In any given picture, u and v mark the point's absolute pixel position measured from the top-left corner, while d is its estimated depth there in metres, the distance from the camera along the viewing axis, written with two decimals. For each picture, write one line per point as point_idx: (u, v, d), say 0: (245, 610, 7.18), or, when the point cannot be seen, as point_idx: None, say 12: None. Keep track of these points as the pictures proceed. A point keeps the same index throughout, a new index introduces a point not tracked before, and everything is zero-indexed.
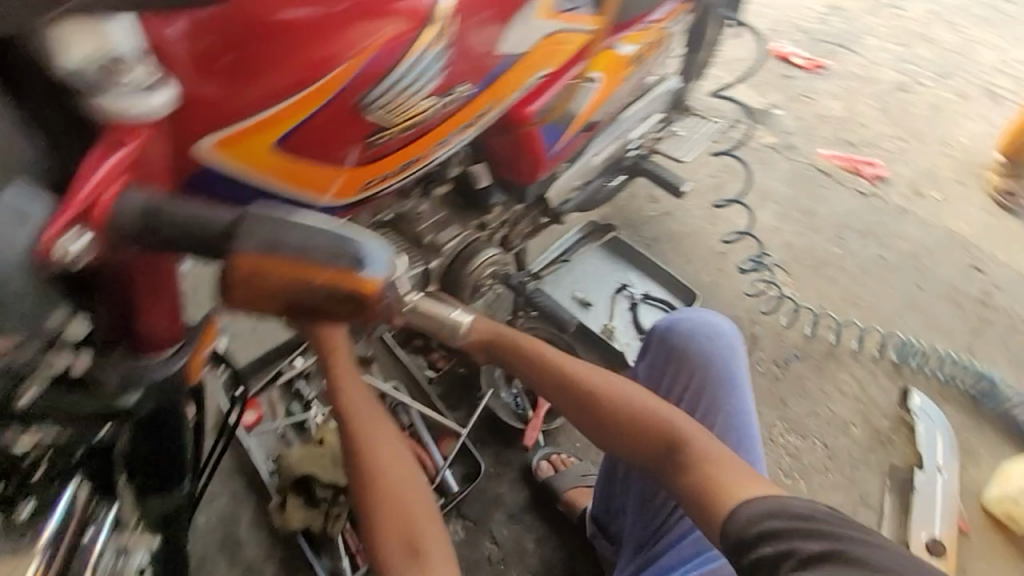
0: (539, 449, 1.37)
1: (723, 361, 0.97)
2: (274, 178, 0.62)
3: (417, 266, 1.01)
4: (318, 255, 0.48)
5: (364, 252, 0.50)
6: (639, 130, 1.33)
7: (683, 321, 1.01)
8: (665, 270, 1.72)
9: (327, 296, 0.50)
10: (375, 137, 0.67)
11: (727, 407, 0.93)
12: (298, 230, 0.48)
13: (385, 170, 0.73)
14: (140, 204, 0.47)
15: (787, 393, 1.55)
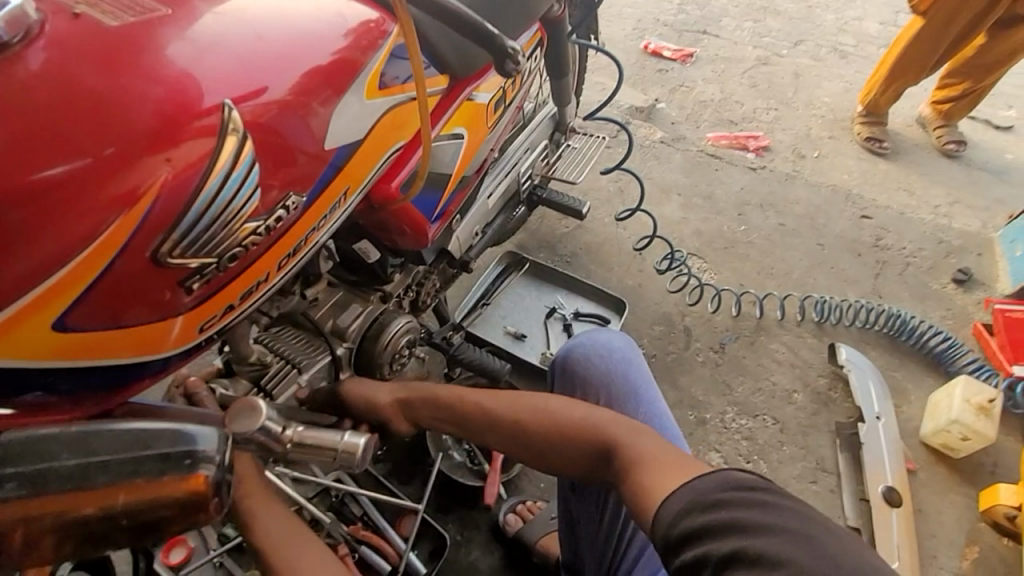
0: (504, 502, 1.31)
1: (623, 373, 0.97)
2: (81, 357, 0.53)
3: (321, 357, 0.92)
4: (115, 471, 0.49)
5: (167, 451, 0.51)
6: (527, 160, 1.32)
7: (575, 348, 1.01)
8: (588, 284, 1.72)
9: (143, 506, 0.49)
10: (201, 274, 0.58)
11: (638, 419, 0.93)
12: (93, 449, 0.50)
13: (232, 302, 0.63)
14: None
15: (729, 376, 1.58)
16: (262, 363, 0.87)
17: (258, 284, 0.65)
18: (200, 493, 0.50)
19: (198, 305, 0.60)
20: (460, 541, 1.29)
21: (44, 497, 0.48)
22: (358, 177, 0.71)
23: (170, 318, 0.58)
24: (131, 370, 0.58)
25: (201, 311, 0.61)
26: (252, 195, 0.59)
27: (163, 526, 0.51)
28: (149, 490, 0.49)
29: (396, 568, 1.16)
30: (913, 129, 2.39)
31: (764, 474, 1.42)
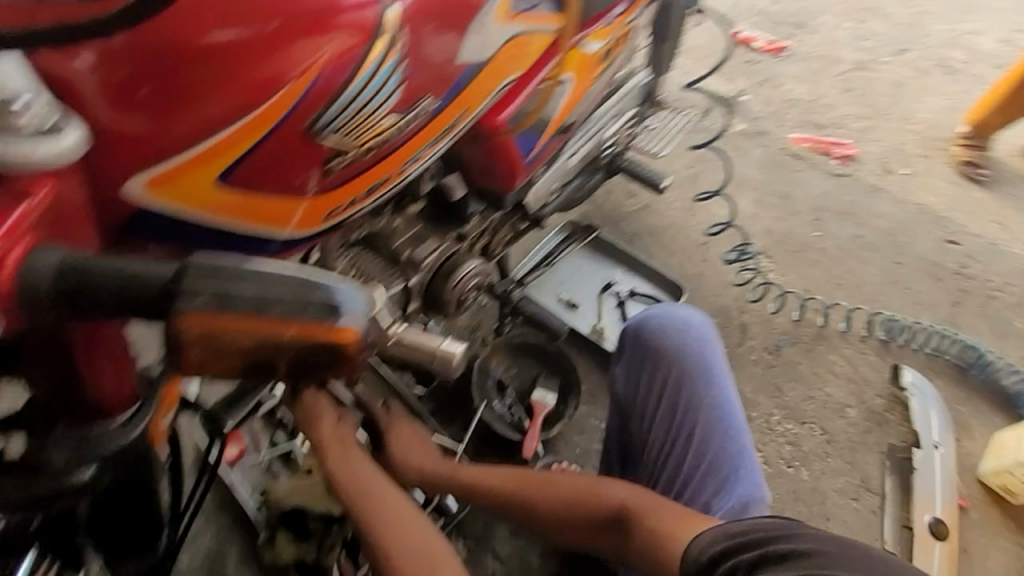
0: (539, 459, 1.33)
1: (698, 351, 0.96)
2: (226, 219, 0.59)
3: (395, 284, 0.96)
4: (279, 308, 0.45)
5: (329, 300, 0.46)
6: (613, 126, 1.29)
7: (652, 316, 1.00)
8: (648, 264, 1.70)
9: (298, 349, 0.46)
10: (335, 159, 0.63)
11: (706, 400, 0.91)
12: (257, 282, 0.45)
13: (353, 194, 0.69)
14: (61, 260, 0.43)
15: (780, 380, 1.54)
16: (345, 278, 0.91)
17: (376, 183, 0.71)
18: (355, 351, 0.47)
19: (321, 191, 0.65)
20: None
21: (206, 317, 0.43)
22: (471, 101, 0.75)
23: (297, 200, 0.63)
24: (259, 242, 0.63)
25: (322, 198, 0.66)
26: (393, 92, 0.64)
27: (311, 373, 0.47)
28: (306, 334, 0.45)
29: (428, 503, 1.18)
30: (1021, 158, 2.21)
31: (804, 481, 1.39)
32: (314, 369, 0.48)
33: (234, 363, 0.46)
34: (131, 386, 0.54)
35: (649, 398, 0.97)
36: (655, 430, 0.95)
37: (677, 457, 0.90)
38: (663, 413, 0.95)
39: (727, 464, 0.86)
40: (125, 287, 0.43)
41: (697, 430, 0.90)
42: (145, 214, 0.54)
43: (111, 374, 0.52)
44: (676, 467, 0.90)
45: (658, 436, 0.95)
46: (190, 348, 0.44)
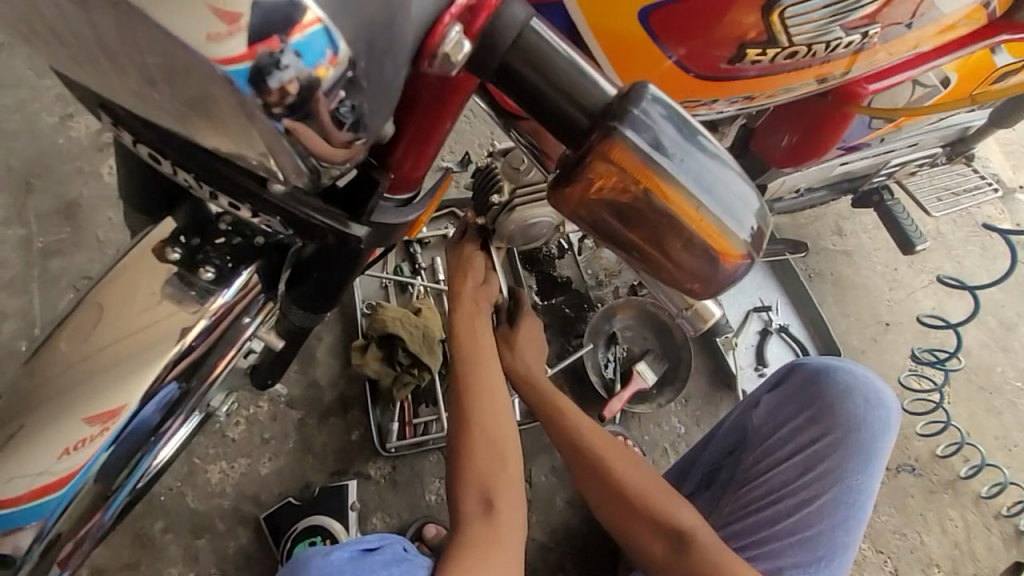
0: (612, 424, 1.27)
1: (869, 434, 0.87)
2: (607, 46, 0.53)
3: None
4: (698, 188, 0.38)
5: (734, 206, 0.39)
6: (903, 156, 1.08)
7: (844, 371, 0.90)
8: (816, 311, 1.54)
9: (682, 242, 0.40)
10: (738, 55, 0.55)
11: (848, 482, 0.86)
12: (690, 150, 0.38)
13: (709, 98, 0.61)
14: (524, 25, 0.37)
15: (881, 500, 1.38)
16: None
17: (731, 98, 0.62)
18: (727, 267, 0.41)
19: (671, 71, 0.56)
20: None
21: (629, 161, 0.37)
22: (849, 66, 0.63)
23: (649, 66, 0.55)
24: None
25: (663, 79, 0.57)
26: (857, 11, 0.54)
27: (660, 270, 0.42)
28: (707, 231, 0.39)
29: None
30: None
31: None
32: (668, 265, 0.42)
33: (601, 226, 0.41)
34: (422, 176, 0.47)
35: (788, 442, 0.90)
36: (775, 472, 0.89)
37: (783, 510, 0.87)
38: (795, 463, 0.89)
39: (827, 545, 0.85)
40: (553, 95, 0.37)
41: (817, 501, 0.86)
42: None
43: (416, 148, 0.45)
44: (776, 517, 0.87)
45: (775, 480, 0.89)
46: (583, 189, 0.39)
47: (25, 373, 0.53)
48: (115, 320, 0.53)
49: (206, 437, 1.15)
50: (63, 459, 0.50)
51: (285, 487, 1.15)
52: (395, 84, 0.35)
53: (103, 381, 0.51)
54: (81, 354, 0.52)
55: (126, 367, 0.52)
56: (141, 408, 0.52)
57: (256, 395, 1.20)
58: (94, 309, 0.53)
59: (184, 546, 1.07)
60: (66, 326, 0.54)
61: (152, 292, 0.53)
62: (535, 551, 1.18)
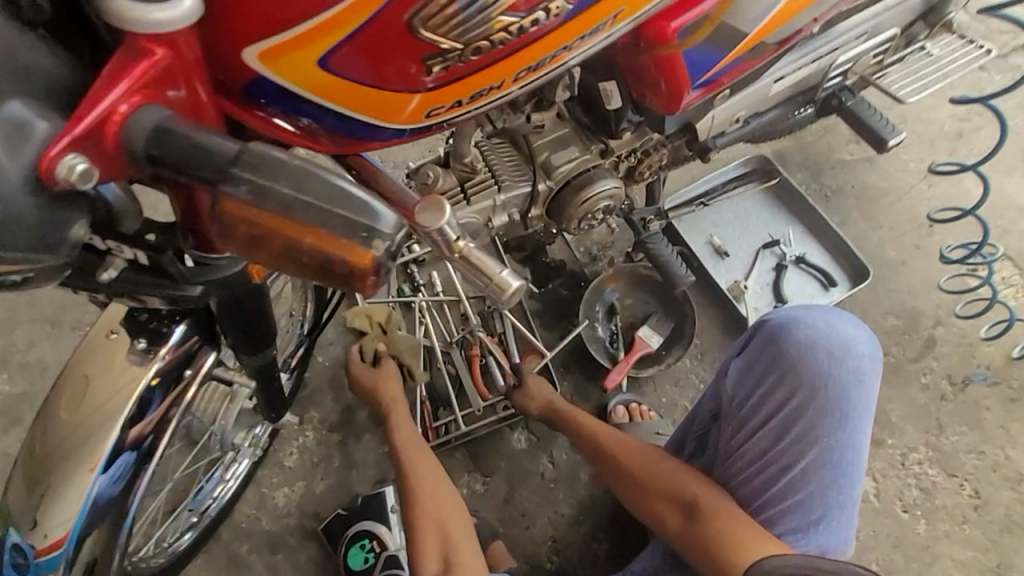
0: (619, 393, 1.31)
1: (840, 386, 0.81)
2: (348, 103, 0.52)
3: (521, 186, 0.93)
4: (308, 210, 0.36)
5: (360, 207, 0.36)
6: (855, 50, 0.99)
7: (805, 325, 0.83)
8: (834, 232, 1.42)
9: (315, 260, 0.37)
10: (441, 58, 0.52)
11: (828, 441, 0.82)
12: (279, 180, 0.36)
13: (460, 99, 0.58)
14: (155, 123, 0.41)
15: (948, 418, 1.26)
16: (473, 167, 0.90)
17: (491, 89, 0.59)
18: (376, 271, 0.37)
19: (436, 88, 0.55)
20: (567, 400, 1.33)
21: (230, 210, 0.37)
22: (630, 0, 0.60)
23: (407, 93, 0.54)
24: (365, 130, 0.56)
25: (437, 95, 0.56)
26: None
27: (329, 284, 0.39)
28: (333, 244, 0.36)
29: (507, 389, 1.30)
30: None
31: (917, 534, 1.18)
32: (327, 281, 0.39)
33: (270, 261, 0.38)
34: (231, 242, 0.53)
35: (758, 411, 0.86)
36: (752, 443, 0.86)
37: (768, 479, 0.84)
38: (769, 431, 0.84)
39: (822, 505, 0.82)
40: (191, 164, 0.39)
41: (798, 466, 0.82)
42: (253, 84, 0.49)
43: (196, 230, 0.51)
44: (763, 487, 0.84)
45: (753, 450, 0.86)
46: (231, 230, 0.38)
47: (39, 442, 0.68)
48: (98, 387, 0.67)
49: (268, 467, 1.33)
50: (71, 502, 0.65)
51: (338, 500, 1.31)
52: (22, 215, 0.39)
53: (89, 437, 0.66)
54: (79, 417, 0.67)
55: (104, 424, 0.66)
56: (118, 452, 0.67)
57: (302, 425, 1.37)
58: (81, 379, 0.68)
59: (266, 562, 1.26)
60: (62, 397, 0.69)
61: (120, 361, 0.67)
62: (567, 525, 1.25)
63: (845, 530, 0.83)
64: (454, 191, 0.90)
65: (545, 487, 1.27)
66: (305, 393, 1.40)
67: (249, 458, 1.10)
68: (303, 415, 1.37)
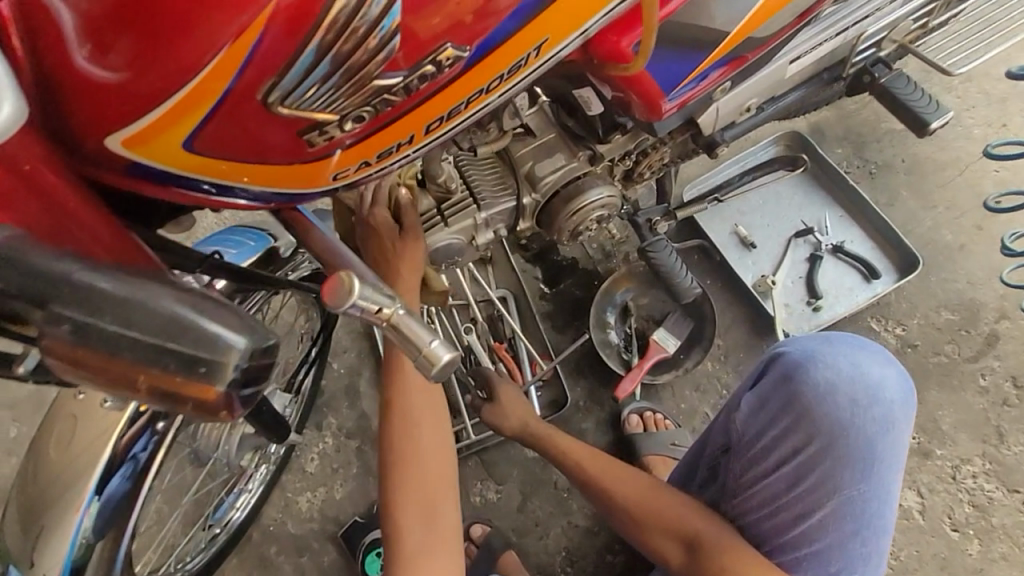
0: (633, 401, 1.25)
1: (863, 437, 0.76)
2: (248, 178, 0.47)
3: (503, 201, 0.87)
4: (134, 352, 0.30)
5: (200, 338, 0.31)
6: (892, 15, 0.85)
7: (823, 366, 0.78)
8: (878, 216, 1.26)
9: (163, 394, 0.32)
10: (321, 130, 0.46)
11: (848, 491, 0.77)
12: (97, 312, 0.31)
13: (366, 159, 0.52)
14: None
15: (1009, 426, 1.13)
16: (447, 187, 0.84)
17: (401, 145, 0.53)
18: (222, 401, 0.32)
19: (342, 151, 0.50)
20: (580, 407, 1.28)
21: (53, 350, 0.31)
22: (558, 27, 0.52)
23: (312, 160, 0.49)
24: (282, 197, 0.52)
25: (348, 155, 0.51)
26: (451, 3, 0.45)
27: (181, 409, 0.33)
28: (168, 384, 0.31)
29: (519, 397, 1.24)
30: None
31: (969, 556, 1.07)
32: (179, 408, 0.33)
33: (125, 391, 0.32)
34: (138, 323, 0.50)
35: (772, 451, 0.81)
36: (764, 485, 0.82)
37: (780, 524, 0.80)
38: (783, 475, 0.80)
39: (841, 557, 0.77)
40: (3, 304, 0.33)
41: (817, 515, 0.78)
42: (126, 171, 0.43)
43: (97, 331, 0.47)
44: (775, 532, 0.80)
45: (765, 493, 0.81)
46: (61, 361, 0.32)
47: (31, 480, 0.70)
48: (86, 424, 0.69)
49: (290, 474, 1.37)
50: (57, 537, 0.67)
51: (358, 505, 1.34)
52: None
53: (73, 475, 0.68)
54: (69, 454, 0.69)
55: (88, 462, 0.68)
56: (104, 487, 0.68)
57: (321, 431, 1.40)
58: (69, 418, 0.70)
59: (292, 564, 1.31)
60: (49, 435, 0.71)
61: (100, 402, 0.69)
62: (581, 535, 1.22)
63: None
64: (431, 211, 0.86)
65: (558, 497, 1.24)
66: (321, 401, 1.42)
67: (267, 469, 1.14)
68: (322, 422, 1.40)
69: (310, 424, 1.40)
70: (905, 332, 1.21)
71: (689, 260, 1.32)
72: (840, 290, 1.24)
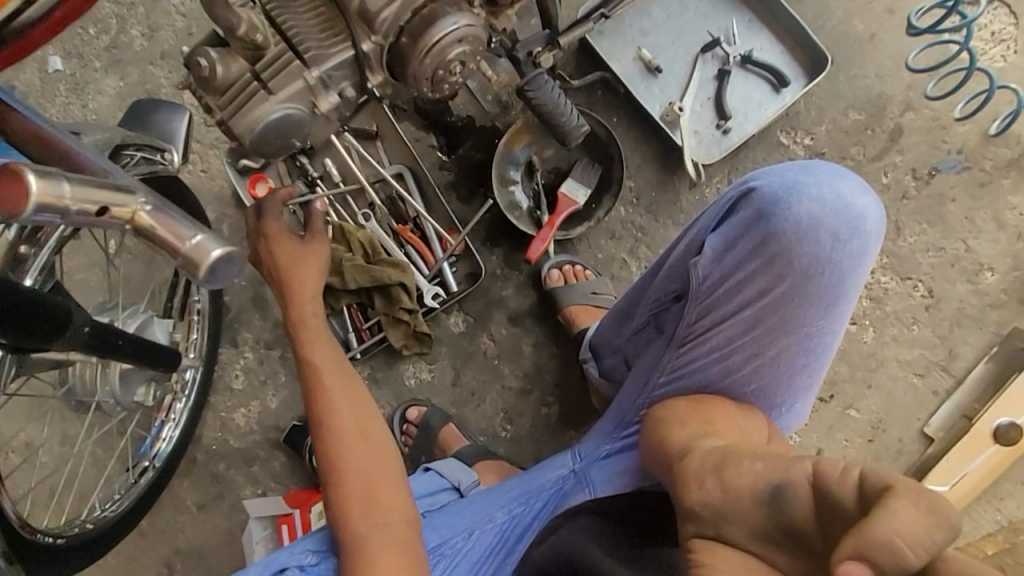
0: (549, 258, 1.21)
1: (833, 273, 0.71)
2: None
3: (337, 52, 0.71)
4: None
5: None
6: None
7: (806, 200, 0.69)
8: (789, 13, 1.13)
9: None
10: None
11: (806, 328, 0.73)
12: None
13: None
14: None
15: (908, 218, 1.15)
16: (253, 42, 0.67)
17: None
18: None
19: None
20: (498, 275, 1.24)
21: None
22: None
23: None
24: None
25: None
26: None
27: None
28: None
29: (431, 276, 1.19)
30: None
31: (864, 344, 1.15)
32: None
33: None
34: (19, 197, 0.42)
35: (736, 294, 0.74)
36: (721, 331, 0.75)
37: (730, 369, 0.76)
38: (744, 318, 0.74)
39: (784, 390, 0.77)
40: None
41: (769, 356, 0.75)
42: None
43: None
44: (724, 376, 0.77)
45: (718, 338, 0.75)
46: None
47: None
48: None
49: (218, 394, 1.33)
50: None
51: (295, 409, 1.33)
52: None
53: None
54: None
55: None
56: None
57: (238, 349, 1.33)
58: None
59: (245, 475, 1.32)
60: None
61: None
62: (516, 396, 1.24)
63: (797, 415, 0.80)
64: (245, 77, 0.70)
65: (489, 364, 1.24)
66: (230, 317, 1.33)
67: (187, 401, 1.07)
68: (236, 340, 1.32)
69: (225, 343, 1.32)
70: (813, 141, 1.17)
71: (592, 97, 1.19)
72: (749, 108, 1.16)
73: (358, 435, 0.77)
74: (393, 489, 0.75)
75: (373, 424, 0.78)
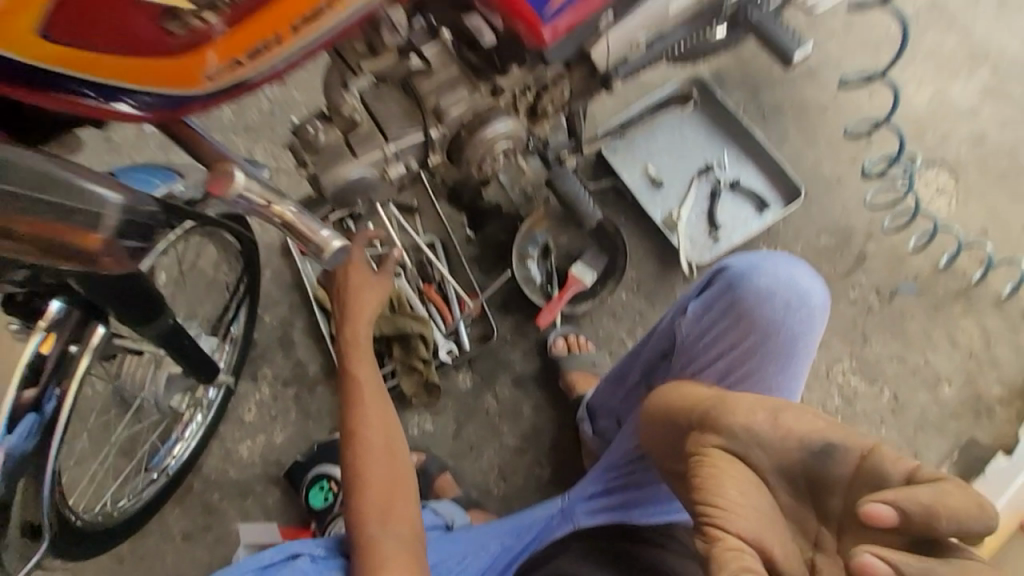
0: (556, 328, 1.35)
1: (789, 336, 0.82)
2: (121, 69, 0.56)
3: (412, 133, 0.91)
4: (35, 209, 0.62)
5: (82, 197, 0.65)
6: None
7: (765, 273, 0.82)
8: (770, 152, 1.38)
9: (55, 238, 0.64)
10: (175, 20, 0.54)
11: (769, 382, 0.85)
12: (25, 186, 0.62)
13: (236, 58, 0.59)
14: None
15: (874, 329, 1.30)
16: (353, 119, 0.88)
17: (270, 45, 0.59)
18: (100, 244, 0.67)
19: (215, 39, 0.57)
20: (508, 340, 1.37)
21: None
22: None
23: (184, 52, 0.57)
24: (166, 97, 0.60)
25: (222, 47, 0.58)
26: None
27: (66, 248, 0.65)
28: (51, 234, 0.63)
29: (448, 332, 1.32)
30: None
31: None
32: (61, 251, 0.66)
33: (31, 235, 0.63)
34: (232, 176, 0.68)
35: (709, 350, 0.86)
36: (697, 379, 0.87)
37: None
38: (716, 368, 0.85)
39: None
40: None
41: None
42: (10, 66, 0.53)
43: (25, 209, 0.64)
44: None
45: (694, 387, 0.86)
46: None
47: None
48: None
49: (228, 423, 1.39)
50: None
51: (298, 447, 1.39)
52: None
53: None
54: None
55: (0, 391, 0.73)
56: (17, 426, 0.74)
57: (256, 382, 1.42)
58: None
59: (237, 508, 1.35)
60: None
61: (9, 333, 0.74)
62: (511, 455, 1.31)
63: None
64: (340, 143, 0.90)
65: (490, 422, 1.32)
66: (255, 353, 1.43)
67: (204, 416, 1.14)
68: (256, 373, 1.42)
69: (245, 376, 1.42)
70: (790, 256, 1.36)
71: (605, 198, 1.41)
72: (736, 223, 1.38)
73: (386, 448, 0.86)
74: (409, 504, 0.83)
75: (398, 440, 0.87)
